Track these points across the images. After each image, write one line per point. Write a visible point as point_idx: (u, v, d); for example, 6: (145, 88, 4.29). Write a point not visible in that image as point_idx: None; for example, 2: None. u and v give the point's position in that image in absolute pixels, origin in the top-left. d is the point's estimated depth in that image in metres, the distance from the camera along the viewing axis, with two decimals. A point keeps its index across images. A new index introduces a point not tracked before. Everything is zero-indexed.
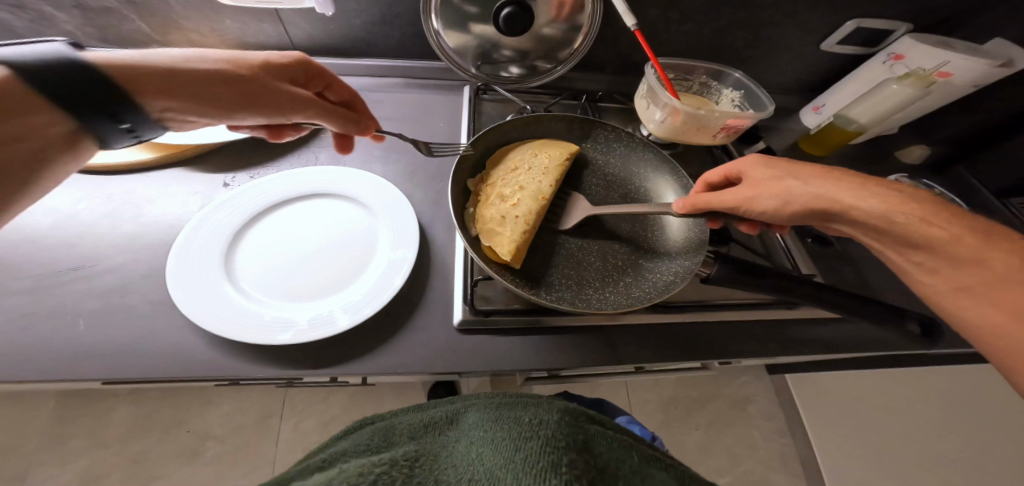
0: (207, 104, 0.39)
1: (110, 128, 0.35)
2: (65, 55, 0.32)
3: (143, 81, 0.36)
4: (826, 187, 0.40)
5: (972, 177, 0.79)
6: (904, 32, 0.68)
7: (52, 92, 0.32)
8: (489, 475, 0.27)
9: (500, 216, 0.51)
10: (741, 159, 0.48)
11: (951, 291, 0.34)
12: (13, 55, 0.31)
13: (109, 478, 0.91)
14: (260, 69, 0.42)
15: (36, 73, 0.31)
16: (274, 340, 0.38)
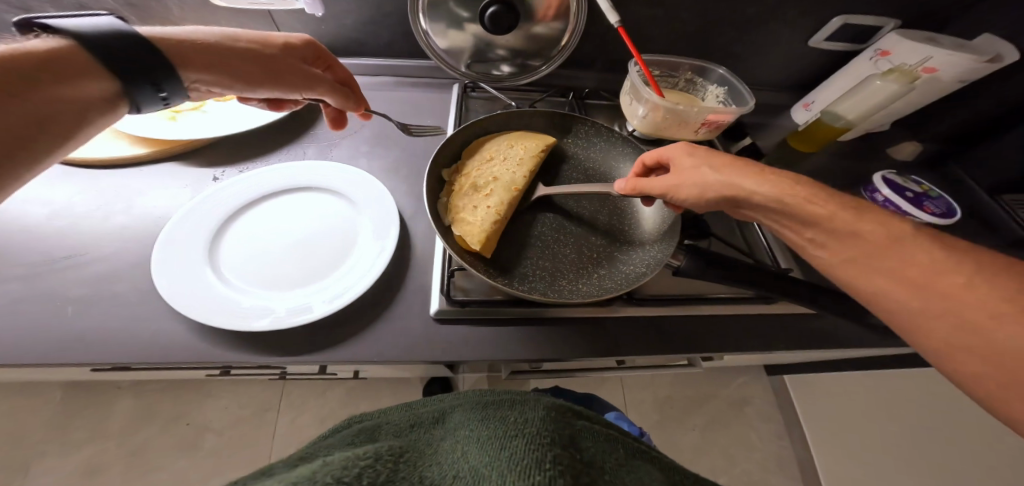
0: (230, 76, 0.42)
1: (150, 95, 0.38)
2: (119, 29, 0.36)
3: (176, 54, 0.39)
4: (733, 176, 0.41)
5: (964, 173, 0.78)
6: (892, 28, 0.68)
7: (106, 58, 0.35)
8: (475, 473, 0.28)
9: (472, 206, 0.54)
10: (670, 147, 0.49)
11: (838, 264, 0.34)
12: (76, 27, 0.34)
13: (110, 468, 0.93)
14: (280, 50, 0.46)
15: (92, 42, 0.34)
16: (251, 326, 0.40)
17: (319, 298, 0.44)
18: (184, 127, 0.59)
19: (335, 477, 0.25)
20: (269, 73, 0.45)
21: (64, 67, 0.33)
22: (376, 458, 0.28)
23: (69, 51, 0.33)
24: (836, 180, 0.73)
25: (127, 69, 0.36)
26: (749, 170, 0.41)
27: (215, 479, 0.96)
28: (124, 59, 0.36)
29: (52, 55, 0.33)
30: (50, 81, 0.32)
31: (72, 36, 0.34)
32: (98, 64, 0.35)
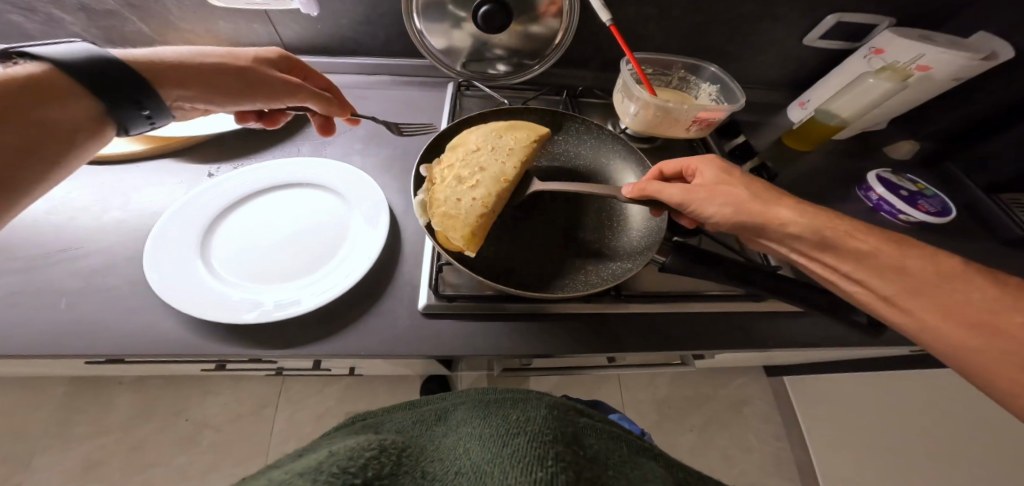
0: (210, 93, 0.44)
1: (135, 115, 0.40)
2: (98, 53, 0.38)
3: (156, 75, 0.41)
4: (769, 202, 0.42)
5: (963, 173, 0.78)
6: (887, 26, 0.68)
7: (89, 82, 0.37)
8: (477, 468, 0.28)
9: (455, 199, 0.51)
10: (700, 157, 0.49)
11: (878, 298, 0.37)
12: (56, 54, 0.36)
13: (109, 463, 0.94)
14: (253, 62, 0.47)
15: (73, 66, 0.36)
16: (240, 318, 0.41)
17: (308, 292, 0.45)
18: (181, 124, 0.60)
19: (340, 466, 0.25)
20: (249, 87, 0.46)
21: (48, 92, 0.35)
22: (379, 451, 0.29)
23: (52, 76, 0.36)
24: (832, 178, 0.73)
25: (108, 91, 0.38)
26: (784, 200, 0.42)
27: (213, 474, 0.97)
28: (104, 81, 0.37)
29: (37, 81, 0.35)
30: (34, 108, 0.34)
31: (55, 61, 0.36)
32: (81, 87, 0.37)
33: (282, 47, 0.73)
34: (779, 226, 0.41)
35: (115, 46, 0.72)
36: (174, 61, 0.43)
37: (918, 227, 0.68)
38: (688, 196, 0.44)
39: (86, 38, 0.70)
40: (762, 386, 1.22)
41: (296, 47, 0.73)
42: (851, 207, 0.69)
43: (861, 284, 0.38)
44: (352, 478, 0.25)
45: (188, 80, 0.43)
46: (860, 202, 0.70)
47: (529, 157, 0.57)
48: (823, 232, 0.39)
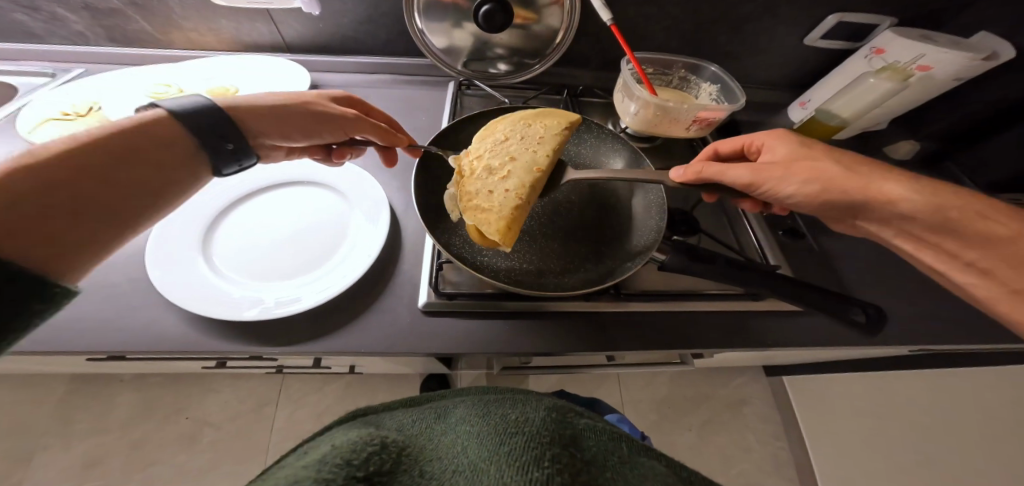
0: (287, 130, 0.44)
1: (227, 160, 0.40)
2: (203, 104, 0.39)
3: (244, 115, 0.41)
4: (873, 178, 0.42)
5: (963, 174, 0.78)
6: (887, 26, 0.68)
7: (192, 127, 0.37)
8: (474, 467, 0.28)
9: (488, 191, 0.51)
10: (773, 135, 0.49)
11: (1009, 294, 0.37)
12: (170, 105, 0.38)
13: (109, 461, 0.95)
14: (317, 99, 0.47)
15: (183, 115, 0.37)
16: (241, 315, 0.41)
17: (309, 290, 0.45)
18: None
19: (343, 458, 0.26)
20: (322, 122, 0.45)
21: (161, 138, 0.36)
22: (381, 447, 0.29)
23: (165, 122, 0.36)
24: None
25: (202, 133, 0.38)
26: (880, 175, 0.42)
27: (212, 473, 0.97)
28: (205, 127, 0.38)
29: (154, 127, 0.36)
30: (150, 151, 0.35)
31: (170, 110, 0.37)
32: (183, 129, 0.37)
33: (284, 45, 0.73)
34: (884, 202, 0.41)
35: (117, 45, 0.72)
36: (255, 101, 0.43)
37: None
38: (763, 174, 0.44)
39: (89, 36, 0.70)
40: (761, 386, 1.22)
41: (297, 46, 0.74)
42: None
43: (985, 276, 0.38)
44: (355, 471, 0.25)
45: (266, 119, 0.42)
46: None
47: (560, 144, 0.56)
48: (945, 212, 0.39)
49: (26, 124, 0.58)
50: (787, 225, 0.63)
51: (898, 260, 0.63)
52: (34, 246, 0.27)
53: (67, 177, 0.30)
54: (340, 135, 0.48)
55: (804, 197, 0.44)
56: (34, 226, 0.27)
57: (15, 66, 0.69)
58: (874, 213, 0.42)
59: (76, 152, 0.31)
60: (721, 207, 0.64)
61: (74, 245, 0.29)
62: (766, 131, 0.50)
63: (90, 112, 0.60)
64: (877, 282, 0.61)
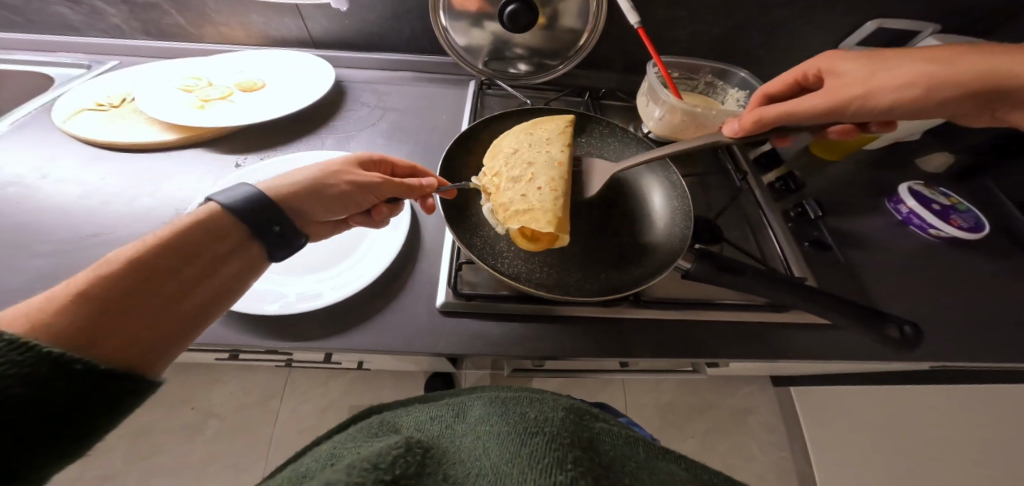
0: (326, 205, 0.41)
1: (274, 239, 0.37)
2: (253, 194, 0.37)
3: (289, 200, 0.39)
4: (990, 63, 0.40)
5: (998, 188, 0.75)
6: (931, 33, 0.66)
7: (241, 214, 0.36)
8: (498, 470, 0.28)
9: (521, 195, 0.52)
10: (824, 57, 0.48)
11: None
12: (218, 196, 0.36)
13: (114, 448, 0.96)
14: (343, 165, 0.43)
15: (236, 207, 0.35)
16: (262, 308, 0.42)
17: (328, 285, 0.46)
18: (211, 115, 0.60)
19: (370, 462, 0.25)
20: (359, 191, 0.42)
21: (216, 231, 0.34)
22: (406, 449, 0.28)
23: (215, 216, 0.35)
24: (857, 189, 0.72)
25: (251, 221, 0.36)
26: (988, 52, 0.40)
27: (214, 464, 0.98)
28: (254, 213, 0.36)
29: (209, 220, 0.34)
30: (209, 245, 0.34)
31: (218, 203, 0.35)
32: (234, 218, 0.35)
33: (310, 41, 0.73)
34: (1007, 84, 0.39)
35: (152, 39, 0.73)
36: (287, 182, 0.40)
37: (945, 241, 0.66)
38: (852, 98, 0.43)
39: (125, 29, 0.71)
40: (771, 395, 1.20)
41: (323, 42, 0.74)
42: (878, 219, 0.68)
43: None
44: (382, 474, 0.25)
45: (308, 198, 0.40)
46: (888, 214, 0.69)
47: (569, 137, 0.59)
48: None
49: (60, 115, 0.59)
50: (813, 236, 0.63)
51: (924, 275, 0.62)
52: (112, 350, 0.26)
53: (135, 279, 0.29)
54: (371, 200, 0.44)
55: (901, 105, 0.42)
56: (109, 333, 0.27)
57: (51, 56, 0.70)
58: (1005, 97, 0.41)
59: (141, 255, 0.30)
60: (744, 216, 0.63)
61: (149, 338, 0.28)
62: (813, 57, 0.49)
63: (124, 103, 0.61)
64: (903, 297, 0.59)
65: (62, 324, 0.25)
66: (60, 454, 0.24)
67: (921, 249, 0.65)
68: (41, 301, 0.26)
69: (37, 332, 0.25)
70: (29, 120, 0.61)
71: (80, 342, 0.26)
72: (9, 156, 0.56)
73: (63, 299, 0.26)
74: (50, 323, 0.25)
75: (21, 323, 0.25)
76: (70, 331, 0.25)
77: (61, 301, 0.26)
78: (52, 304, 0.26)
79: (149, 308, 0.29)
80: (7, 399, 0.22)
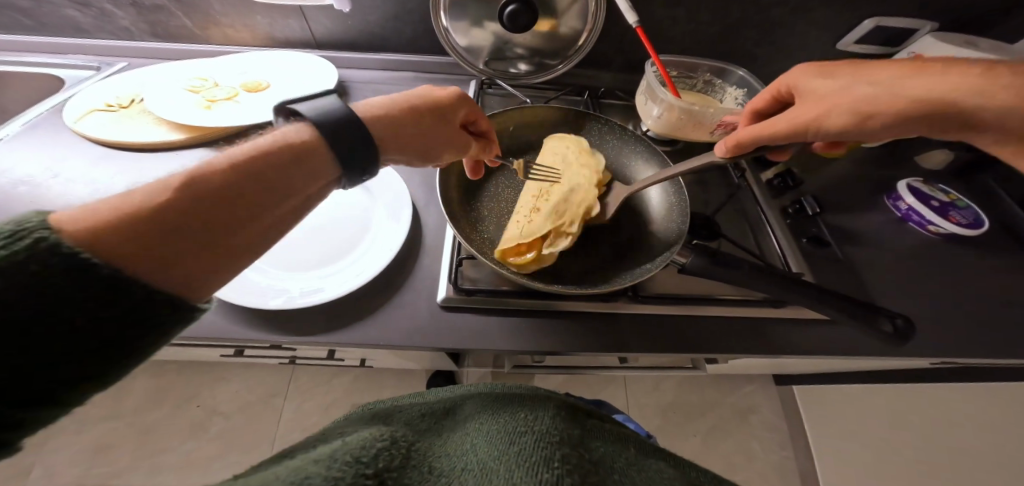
0: (416, 157, 0.41)
1: (354, 175, 0.34)
2: (344, 113, 0.34)
3: (388, 139, 0.38)
4: (928, 84, 0.36)
5: (998, 186, 0.75)
6: (927, 31, 0.67)
7: (329, 137, 0.32)
8: (483, 465, 0.28)
9: (529, 220, 0.53)
10: (796, 71, 0.47)
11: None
12: (312, 111, 0.33)
13: (121, 446, 0.97)
14: (442, 114, 0.43)
15: (323, 125, 0.32)
16: (267, 304, 0.43)
17: (332, 281, 0.47)
18: (217, 116, 0.62)
19: (353, 455, 0.26)
20: (444, 143, 0.44)
21: (300, 152, 0.31)
22: (390, 443, 0.28)
23: (300, 136, 0.31)
24: (856, 187, 0.72)
25: (337, 152, 0.32)
26: (939, 69, 0.36)
27: (219, 462, 0.99)
28: (339, 139, 0.32)
29: (296, 144, 0.31)
30: (289, 167, 0.30)
31: (310, 123, 0.32)
32: (323, 143, 0.32)
33: (313, 43, 0.75)
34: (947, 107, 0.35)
35: (160, 41, 0.74)
36: (404, 121, 0.39)
37: (944, 238, 0.67)
38: (798, 121, 0.42)
39: (133, 31, 0.72)
40: (772, 394, 1.20)
41: (326, 44, 0.75)
42: (876, 215, 0.69)
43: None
44: (364, 469, 0.25)
45: (406, 143, 0.39)
46: (887, 211, 0.69)
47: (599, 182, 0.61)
48: None
49: (71, 115, 0.61)
50: (811, 233, 0.63)
51: (922, 272, 0.62)
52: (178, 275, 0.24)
53: (210, 198, 0.26)
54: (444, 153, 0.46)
55: (848, 130, 0.40)
56: (175, 256, 0.24)
57: (60, 58, 0.71)
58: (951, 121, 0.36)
59: (219, 171, 0.27)
60: (744, 213, 0.63)
61: (212, 268, 0.26)
62: (787, 71, 0.48)
63: (132, 104, 0.63)
64: (900, 292, 0.59)
65: (132, 237, 0.23)
66: (101, 383, 0.23)
67: (919, 245, 0.65)
68: (113, 206, 0.23)
69: (102, 240, 0.22)
70: (40, 120, 0.62)
71: (146, 260, 0.23)
72: (20, 155, 0.58)
73: (136, 210, 0.24)
74: (118, 237, 0.22)
75: (87, 229, 0.22)
76: (135, 248, 0.23)
77: (132, 212, 0.23)
78: (123, 212, 0.23)
79: (221, 235, 0.26)
80: (14, 322, 0.19)
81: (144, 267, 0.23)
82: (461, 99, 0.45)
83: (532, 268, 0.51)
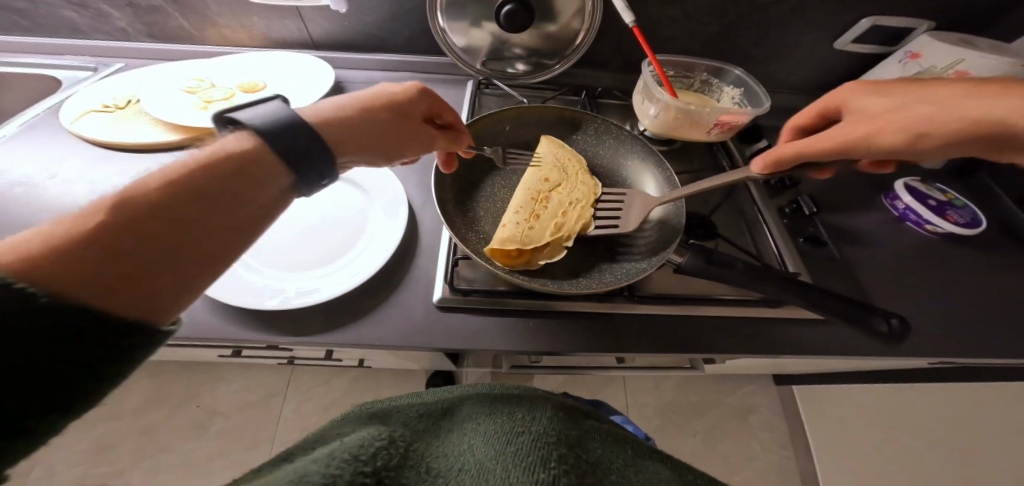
0: (378, 155, 0.41)
1: (312, 181, 0.33)
2: (285, 116, 0.33)
3: (343, 139, 0.37)
4: (987, 108, 0.37)
5: (996, 185, 0.75)
6: (925, 30, 0.67)
7: (276, 146, 0.31)
8: (480, 465, 0.28)
9: (531, 225, 0.53)
10: (844, 89, 0.47)
11: None
12: (252, 117, 0.32)
13: (120, 446, 0.97)
14: (400, 110, 0.43)
15: (266, 131, 0.31)
16: (262, 304, 0.43)
17: (328, 281, 0.47)
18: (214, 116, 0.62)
19: (351, 453, 0.26)
20: (406, 140, 0.43)
21: (248, 165, 0.30)
22: (388, 442, 0.28)
23: (246, 148, 0.30)
24: (853, 186, 0.72)
25: (288, 158, 0.31)
26: (998, 93, 0.38)
27: (218, 462, 0.99)
28: (289, 146, 0.31)
29: (245, 154, 0.30)
30: (239, 181, 0.29)
31: (252, 129, 0.31)
32: (272, 154, 0.31)
33: (311, 43, 0.75)
34: (1005, 130, 0.37)
35: (157, 42, 0.74)
36: (363, 118, 0.39)
37: (942, 238, 0.67)
38: (852, 138, 0.42)
39: (130, 32, 0.72)
40: (772, 394, 1.20)
41: (324, 44, 0.75)
42: (874, 215, 0.69)
43: None
44: (362, 466, 0.25)
45: (364, 143, 0.39)
46: (885, 211, 0.69)
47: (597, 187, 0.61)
48: None
49: (68, 117, 0.61)
50: (808, 232, 0.63)
51: (920, 271, 0.62)
52: (125, 302, 0.22)
53: (154, 219, 0.24)
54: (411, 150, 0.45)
55: (900, 150, 0.41)
56: (120, 282, 0.22)
57: (58, 59, 0.72)
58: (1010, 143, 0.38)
59: (161, 188, 0.26)
60: (741, 212, 0.63)
61: (170, 289, 0.24)
62: (835, 89, 0.48)
63: (129, 105, 0.63)
64: (898, 292, 0.59)
65: (68, 264, 0.21)
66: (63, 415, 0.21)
67: (917, 245, 0.65)
68: (41, 234, 0.22)
69: (36, 267, 0.20)
70: (37, 122, 0.62)
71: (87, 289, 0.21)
72: (17, 156, 0.58)
73: (69, 235, 0.22)
74: (52, 267, 0.20)
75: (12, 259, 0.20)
76: (74, 276, 0.21)
77: (65, 238, 0.22)
78: (55, 240, 0.21)
79: (170, 255, 0.25)
80: None
81: (86, 297, 0.21)
82: (424, 93, 0.45)
83: (528, 267, 0.51)
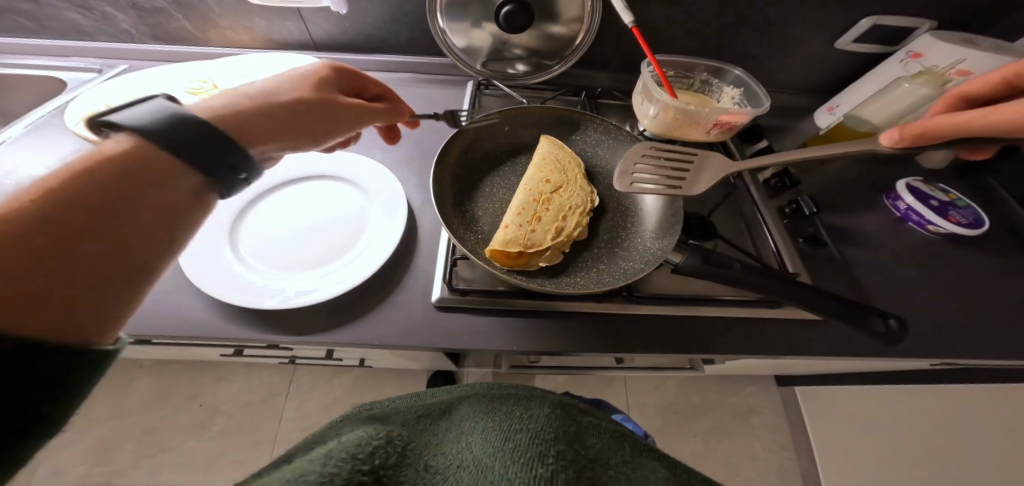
0: (302, 136, 0.39)
1: (224, 174, 0.31)
2: (168, 111, 0.29)
3: (247, 127, 0.34)
4: None
5: (999, 185, 0.74)
6: (927, 29, 0.66)
7: (166, 145, 0.28)
8: (477, 462, 0.28)
9: (531, 227, 0.53)
10: None
11: None
12: (127, 119, 0.28)
13: (124, 445, 0.98)
14: (318, 89, 0.43)
15: (147, 129, 0.28)
16: (261, 304, 0.43)
17: (328, 281, 0.47)
18: None
19: (348, 452, 0.26)
20: (335, 117, 0.43)
21: (141, 162, 0.27)
22: (387, 440, 0.29)
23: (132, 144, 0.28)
24: (854, 186, 0.72)
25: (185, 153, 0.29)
26: None
27: (220, 461, 1.00)
28: (186, 141, 0.29)
29: (135, 153, 0.27)
30: (138, 179, 0.27)
31: (131, 132, 0.28)
32: (166, 151, 0.28)
33: (312, 45, 0.75)
34: None
35: (160, 43, 0.75)
36: (276, 101, 0.38)
37: (944, 238, 0.66)
38: None
39: (134, 34, 0.73)
40: (773, 394, 1.20)
41: (325, 46, 0.76)
42: (875, 215, 0.68)
43: None
44: (361, 465, 0.25)
45: (282, 126, 0.37)
46: (887, 211, 0.69)
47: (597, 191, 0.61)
48: None
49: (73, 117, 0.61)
50: (808, 233, 0.63)
51: (921, 272, 0.62)
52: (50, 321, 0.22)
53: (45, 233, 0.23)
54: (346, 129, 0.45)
55: None
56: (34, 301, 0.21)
57: (64, 61, 0.72)
58: None
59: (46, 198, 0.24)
60: (741, 213, 0.63)
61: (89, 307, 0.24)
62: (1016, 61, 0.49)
63: None
64: (899, 292, 0.59)
65: None
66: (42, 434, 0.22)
67: (918, 245, 0.65)
68: None
69: None
70: (42, 123, 0.63)
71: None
72: (21, 158, 0.58)
73: None
74: None
75: None
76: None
77: None
78: None
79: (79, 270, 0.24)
80: None
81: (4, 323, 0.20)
82: (338, 70, 0.47)
83: (527, 268, 0.51)
